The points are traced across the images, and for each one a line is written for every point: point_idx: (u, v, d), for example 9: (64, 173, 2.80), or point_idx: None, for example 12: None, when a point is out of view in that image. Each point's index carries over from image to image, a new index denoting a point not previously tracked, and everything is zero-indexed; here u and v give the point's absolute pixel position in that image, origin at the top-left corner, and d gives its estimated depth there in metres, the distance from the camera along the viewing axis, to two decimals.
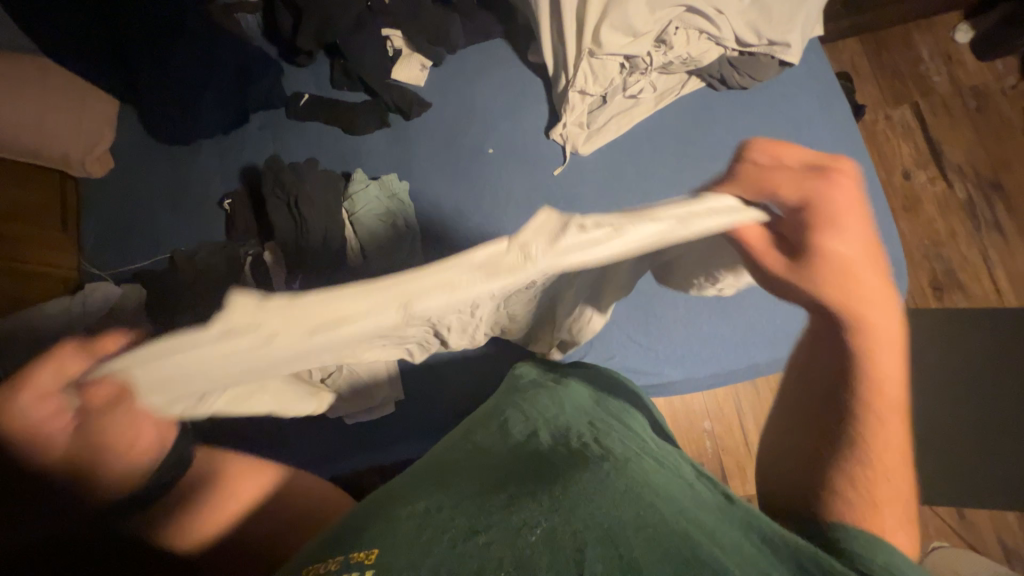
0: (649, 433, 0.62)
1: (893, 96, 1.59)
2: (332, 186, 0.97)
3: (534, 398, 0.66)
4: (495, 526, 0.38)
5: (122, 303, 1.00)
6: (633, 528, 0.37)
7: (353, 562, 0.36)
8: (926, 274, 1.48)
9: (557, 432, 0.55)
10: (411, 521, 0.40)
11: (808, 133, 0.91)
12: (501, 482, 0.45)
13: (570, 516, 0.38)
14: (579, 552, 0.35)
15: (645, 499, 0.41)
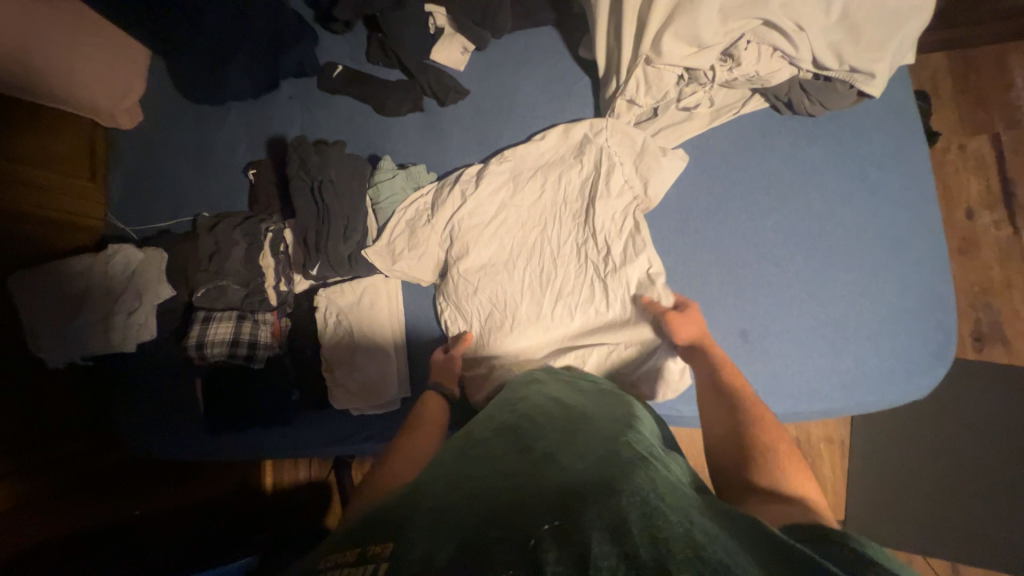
0: (659, 439, 0.65)
1: (973, 124, 1.45)
2: (357, 172, 0.93)
3: (540, 397, 0.71)
4: (502, 526, 0.43)
5: (140, 269, 1.00)
6: (638, 527, 0.41)
7: (369, 555, 0.43)
8: (968, 323, 1.40)
9: (564, 437, 0.58)
10: (425, 521, 0.46)
11: (875, 176, 0.82)
12: (510, 488, 0.49)
13: (579, 517, 0.43)
14: (582, 548, 0.39)
15: (653, 505, 0.45)
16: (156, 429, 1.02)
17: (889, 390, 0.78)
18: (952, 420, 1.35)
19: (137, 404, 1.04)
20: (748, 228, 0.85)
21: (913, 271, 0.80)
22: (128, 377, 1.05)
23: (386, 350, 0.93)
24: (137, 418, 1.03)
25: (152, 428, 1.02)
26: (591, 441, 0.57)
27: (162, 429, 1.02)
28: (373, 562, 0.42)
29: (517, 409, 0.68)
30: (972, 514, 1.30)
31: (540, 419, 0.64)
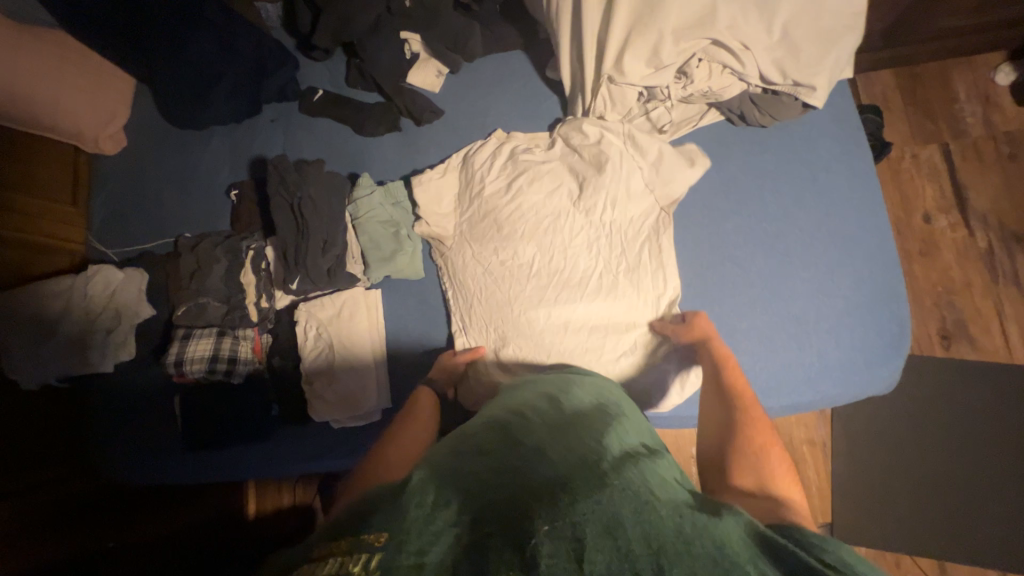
0: (639, 430, 0.67)
1: (922, 134, 1.54)
2: (336, 189, 0.96)
3: (526, 393, 0.72)
4: (500, 523, 0.44)
5: (120, 289, 1.01)
6: (631, 524, 0.43)
7: (364, 542, 0.42)
8: (934, 322, 1.46)
9: (551, 430, 0.59)
10: (419, 511, 0.45)
11: (826, 180, 0.88)
12: (499, 485, 0.49)
13: (571, 512, 0.44)
14: (579, 546, 0.41)
15: (642, 498, 0.47)
16: (133, 451, 1.00)
17: (852, 382, 0.82)
18: (926, 418, 1.40)
19: (113, 434, 1.01)
20: (710, 233, 0.89)
21: (867, 266, 0.84)
22: (99, 400, 1.02)
23: (366, 361, 0.94)
24: (113, 440, 1.01)
25: (129, 450, 1.00)
26: (579, 434, 0.59)
27: (138, 452, 1.00)
28: (367, 551, 0.40)
29: (503, 404, 0.69)
30: (951, 509, 1.34)
31: (527, 412, 0.65)
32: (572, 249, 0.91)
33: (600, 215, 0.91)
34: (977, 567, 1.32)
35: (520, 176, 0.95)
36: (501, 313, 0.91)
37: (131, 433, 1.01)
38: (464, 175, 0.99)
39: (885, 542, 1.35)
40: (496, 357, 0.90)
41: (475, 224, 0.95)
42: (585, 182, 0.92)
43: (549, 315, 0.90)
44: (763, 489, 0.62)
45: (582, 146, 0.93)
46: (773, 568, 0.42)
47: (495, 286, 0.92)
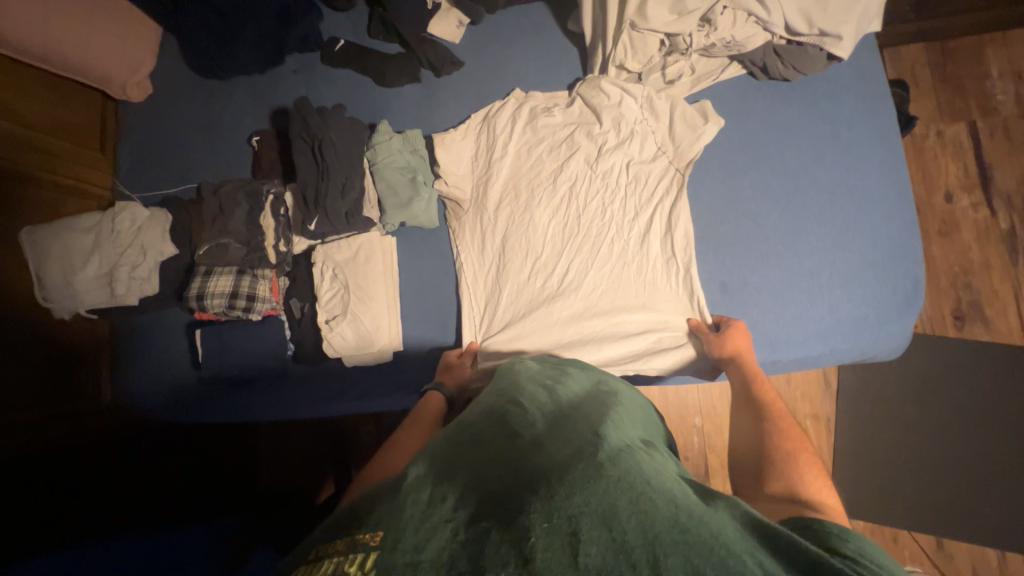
0: (637, 425, 0.67)
1: (950, 111, 1.50)
2: (356, 134, 0.97)
3: (525, 383, 0.73)
4: (498, 518, 0.46)
5: (145, 227, 1.04)
6: (626, 513, 0.43)
7: (359, 543, 0.45)
8: (949, 303, 1.44)
9: (550, 427, 0.61)
10: (416, 509, 0.48)
11: (847, 137, 0.87)
12: (497, 483, 0.51)
13: (565, 504, 0.45)
14: (574, 539, 0.42)
15: (638, 489, 0.47)
16: (161, 387, 1.07)
17: (861, 338, 0.82)
18: (933, 399, 1.40)
19: (145, 369, 1.08)
20: (725, 188, 0.89)
21: (884, 224, 0.83)
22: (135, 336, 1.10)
23: (380, 303, 0.97)
24: (146, 373, 1.08)
25: (159, 385, 1.07)
26: (577, 427, 0.59)
27: (166, 388, 1.07)
28: (363, 552, 0.43)
29: (503, 395, 0.70)
30: (953, 488, 1.35)
31: (526, 406, 0.66)
32: (585, 216, 0.93)
33: (614, 183, 0.93)
34: (977, 547, 1.32)
35: (538, 151, 0.98)
36: (512, 287, 0.94)
37: (161, 370, 1.07)
38: (475, 132, 1.01)
39: (885, 518, 1.36)
40: (506, 335, 0.91)
41: (491, 195, 0.98)
42: (603, 150, 0.94)
43: (560, 292, 0.91)
44: (795, 495, 0.62)
45: (604, 106, 0.94)
46: (773, 562, 0.42)
47: (511, 255, 0.95)
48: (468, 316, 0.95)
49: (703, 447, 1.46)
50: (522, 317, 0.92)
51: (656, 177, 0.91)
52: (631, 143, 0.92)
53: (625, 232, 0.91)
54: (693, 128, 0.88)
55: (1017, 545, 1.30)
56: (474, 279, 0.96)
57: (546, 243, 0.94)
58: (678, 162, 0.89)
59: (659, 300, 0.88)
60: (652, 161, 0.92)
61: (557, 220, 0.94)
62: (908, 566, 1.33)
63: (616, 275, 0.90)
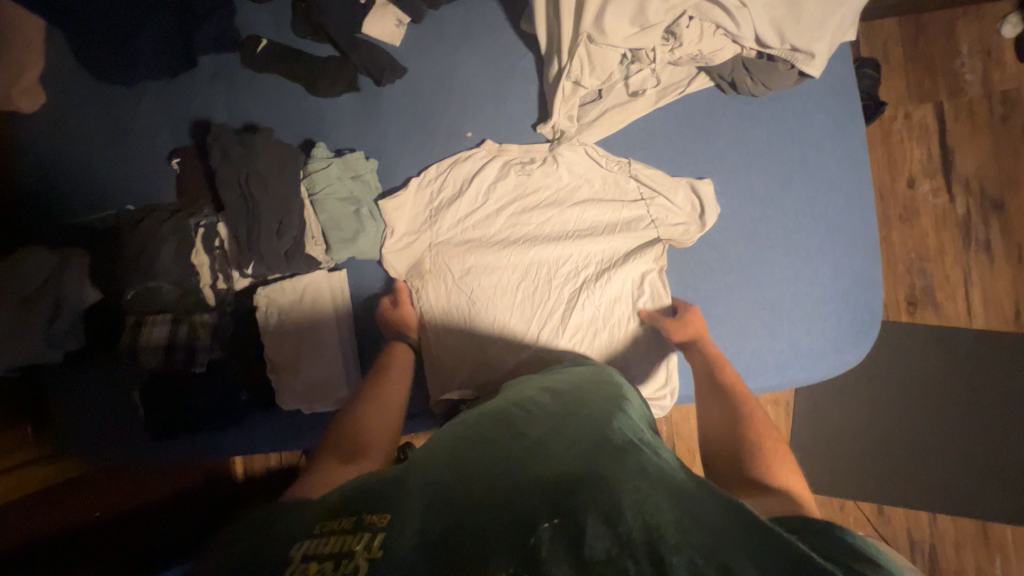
0: (641, 418, 0.67)
1: (919, 93, 1.47)
2: (288, 162, 0.87)
3: (525, 382, 0.72)
4: (497, 507, 0.44)
5: (56, 271, 0.92)
6: (631, 511, 0.43)
7: (367, 523, 0.45)
8: (903, 289, 1.48)
9: (552, 423, 0.58)
10: (418, 501, 0.47)
11: (815, 156, 0.83)
12: (499, 472, 0.49)
13: (571, 499, 0.44)
14: (578, 534, 0.41)
15: (644, 489, 0.46)
16: (107, 441, 0.98)
17: (819, 367, 0.82)
18: (882, 381, 1.49)
19: (83, 423, 0.98)
20: (689, 218, 0.84)
21: (846, 251, 0.82)
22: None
23: (331, 345, 0.90)
24: (84, 424, 0.98)
25: (105, 438, 0.98)
26: (577, 425, 0.58)
27: (114, 442, 0.98)
28: (369, 530, 0.44)
29: (503, 393, 0.68)
30: (894, 459, 1.48)
31: (529, 404, 0.64)
32: (564, 239, 0.89)
33: (589, 227, 0.89)
34: (910, 509, 1.47)
35: (513, 200, 0.91)
36: (476, 320, 0.90)
37: (104, 424, 0.98)
38: (425, 174, 0.93)
39: (833, 491, 1.49)
40: (478, 379, 0.89)
41: (450, 253, 0.92)
42: (578, 214, 0.89)
43: (534, 318, 0.89)
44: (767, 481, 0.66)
45: (572, 162, 0.88)
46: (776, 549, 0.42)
47: (473, 286, 0.91)
48: (431, 356, 0.91)
49: (671, 435, 1.56)
50: (492, 354, 0.89)
51: (632, 235, 0.86)
52: (606, 202, 0.88)
53: (600, 275, 0.87)
54: (667, 188, 0.84)
55: (944, 507, 1.45)
56: (436, 309, 0.91)
57: (513, 271, 0.90)
58: (654, 224, 0.85)
59: (626, 349, 0.86)
60: (625, 223, 0.87)
61: (535, 225, 0.90)
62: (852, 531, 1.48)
63: (593, 313, 0.88)
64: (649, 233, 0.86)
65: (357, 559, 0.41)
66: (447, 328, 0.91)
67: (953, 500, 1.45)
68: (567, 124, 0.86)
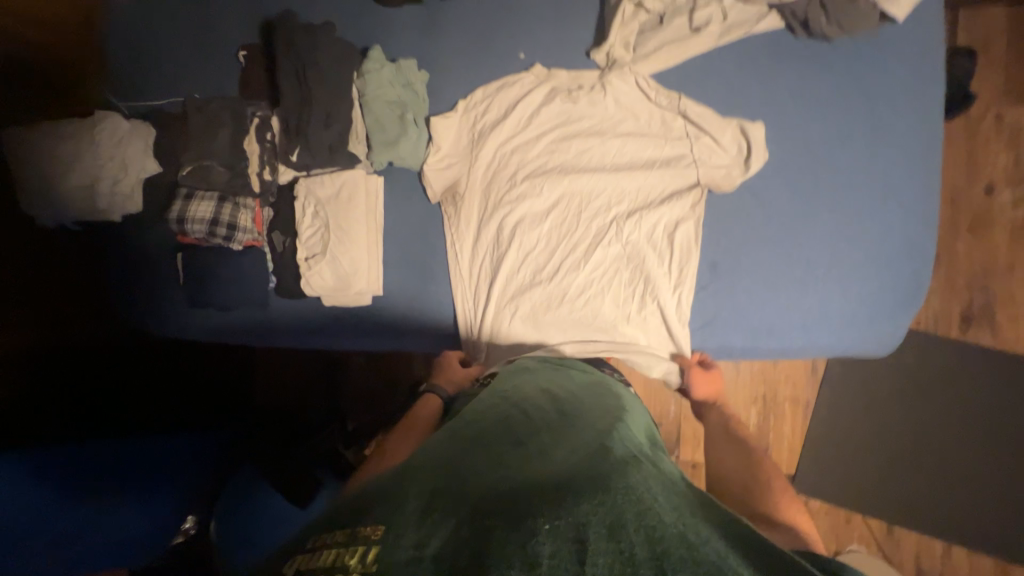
0: (644, 434, 0.67)
1: (1017, 92, 1.34)
2: (345, 60, 0.89)
3: (529, 386, 0.72)
4: (502, 516, 0.44)
5: (125, 139, 0.99)
6: (634, 526, 0.43)
7: (361, 534, 0.41)
8: (960, 303, 1.37)
9: (550, 435, 0.60)
10: (416, 508, 0.45)
11: (883, 111, 0.77)
12: (500, 483, 0.50)
13: (572, 512, 0.45)
14: (581, 547, 0.41)
15: (646, 503, 0.47)
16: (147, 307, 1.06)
17: (850, 334, 0.78)
18: (918, 396, 1.39)
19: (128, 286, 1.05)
20: (732, 161, 0.81)
21: (901, 216, 0.76)
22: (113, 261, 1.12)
23: (360, 243, 0.93)
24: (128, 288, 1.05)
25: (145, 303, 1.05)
26: (578, 438, 0.58)
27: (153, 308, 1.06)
28: (365, 544, 0.40)
29: (505, 396, 0.69)
30: (915, 481, 1.39)
31: (530, 410, 0.65)
32: (601, 184, 0.88)
33: (627, 170, 0.87)
34: (925, 535, 1.39)
35: (557, 129, 0.90)
36: (504, 253, 0.91)
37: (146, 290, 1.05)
38: (471, 95, 0.94)
39: (842, 503, 1.42)
40: (495, 315, 0.90)
41: (487, 181, 0.93)
42: (618, 146, 0.87)
43: (560, 264, 0.89)
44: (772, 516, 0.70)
45: (620, 98, 0.87)
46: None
47: (506, 213, 0.91)
48: (456, 279, 0.94)
49: (679, 415, 1.56)
50: (515, 289, 0.91)
51: (671, 175, 0.84)
52: (650, 141, 0.86)
53: (632, 215, 0.86)
54: (715, 126, 0.81)
55: (962, 538, 1.36)
56: (467, 235, 0.93)
57: (548, 207, 0.90)
58: (695, 162, 0.83)
59: (649, 288, 0.84)
60: (665, 162, 0.85)
61: (573, 195, 0.89)
62: (854, 545, 1.41)
63: (620, 252, 0.86)
64: (690, 172, 0.83)
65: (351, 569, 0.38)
66: (473, 256, 0.93)
67: (973, 533, 1.36)
68: (623, 53, 0.84)
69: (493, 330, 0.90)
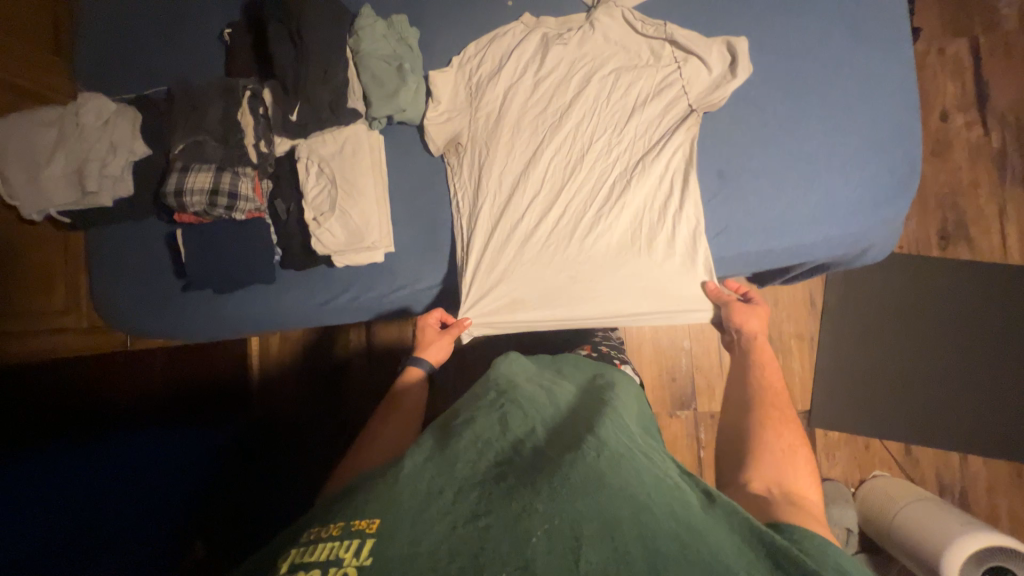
0: (632, 423, 0.72)
1: (953, 27, 1.47)
2: (338, 19, 0.91)
3: (525, 385, 0.77)
4: (498, 514, 0.49)
5: (112, 122, 0.97)
6: (625, 520, 0.48)
7: (355, 529, 0.47)
8: (936, 223, 1.46)
9: (547, 432, 0.65)
10: (415, 502, 0.50)
11: (854, 11, 0.84)
12: (501, 477, 0.54)
13: (566, 509, 0.49)
14: (574, 543, 0.46)
15: (636, 495, 0.51)
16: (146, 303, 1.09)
17: (855, 221, 0.82)
18: (913, 316, 1.45)
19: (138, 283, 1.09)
20: (719, 76, 0.85)
21: (886, 103, 0.82)
22: (114, 255, 1.10)
23: (370, 199, 0.92)
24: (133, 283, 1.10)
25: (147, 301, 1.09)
26: (573, 434, 0.63)
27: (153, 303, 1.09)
28: (359, 537, 0.46)
29: (505, 391, 0.73)
30: (924, 399, 1.43)
31: (526, 405, 0.69)
32: (596, 125, 0.91)
33: (618, 109, 0.90)
34: (941, 451, 1.43)
35: (550, 74, 0.93)
36: (509, 201, 0.92)
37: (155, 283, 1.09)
38: (465, 53, 0.97)
39: (859, 431, 1.45)
40: (503, 262, 0.90)
41: (486, 131, 0.94)
42: (606, 79, 0.91)
43: (562, 209, 0.90)
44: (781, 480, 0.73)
45: (608, 38, 0.91)
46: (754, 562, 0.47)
47: (512, 157, 0.93)
48: (465, 226, 0.94)
49: (691, 368, 1.58)
50: (525, 233, 0.91)
51: (661, 105, 0.88)
52: (640, 79, 0.90)
53: (630, 149, 0.89)
54: (700, 50, 0.85)
55: (976, 447, 1.40)
56: (472, 186, 0.94)
57: (551, 149, 0.92)
58: (684, 89, 0.87)
59: (656, 211, 0.87)
60: (655, 96, 0.88)
61: (558, 166, 0.92)
62: (877, 471, 1.44)
63: (622, 185, 0.89)
64: (680, 97, 0.87)
65: (347, 565, 0.44)
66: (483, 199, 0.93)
67: (986, 441, 1.40)
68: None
69: (496, 277, 0.90)
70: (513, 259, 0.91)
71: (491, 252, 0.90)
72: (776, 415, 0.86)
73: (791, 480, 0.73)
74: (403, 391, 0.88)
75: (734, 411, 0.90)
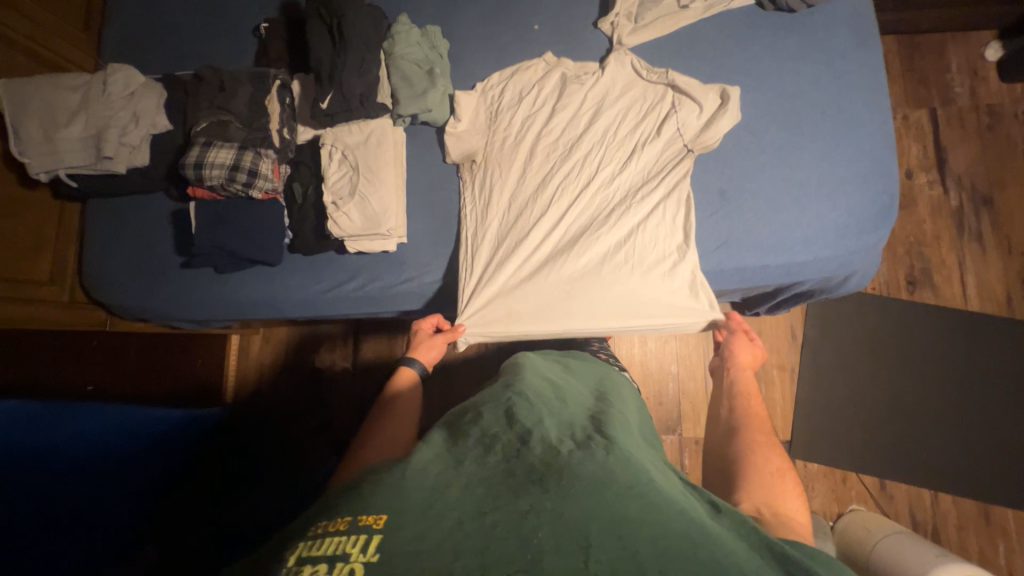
0: (637, 430, 0.71)
1: (914, 98, 1.66)
2: (375, 22, 0.97)
3: (532, 376, 0.75)
4: (505, 511, 0.46)
5: (137, 94, 0.98)
6: (635, 522, 0.45)
7: (360, 523, 0.45)
8: (904, 269, 1.58)
9: (555, 421, 0.62)
10: (420, 497, 0.48)
11: (840, 62, 0.95)
12: (508, 469, 0.52)
13: (577, 507, 0.46)
14: (584, 543, 0.43)
15: (647, 497, 0.49)
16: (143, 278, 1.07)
17: (842, 244, 0.89)
18: (886, 355, 1.53)
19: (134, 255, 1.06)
20: (708, 118, 0.92)
21: (868, 142, 0.91)
22: (116, 227, 1.08)
23: (389, 189, 0.96)
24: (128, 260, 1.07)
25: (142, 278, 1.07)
26: (581, 430, 0.61)
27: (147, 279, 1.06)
28: (366, 533, 0.44)
29: (511, 382, 0.71)
30: (897, 435, 1.49)
31: (533, 396, 0.67)
32: (604, 151, 0.97)
33: (624, 141, 0.97)
34: (914, 487, 1.47)
35: (565, 98, 1.00)
36: (523, 210, 0.97)
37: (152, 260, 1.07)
38: (488, 81, 1.04)
39: (838, 464, 1.49)
40: (513, 266, 0.93)
41: (506, 142, 1.01)
42: (617, 115, 0.99)
43: (571, 221, 0.95)
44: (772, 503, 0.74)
45: (617, 77, 1.00)
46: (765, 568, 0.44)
47: (530, 165, 0.99)
48: (480, 227, 0.97)
49: (679, 393, 1.60)
50: (536, 238, 0.95)
51: (663, 140, 0.94)
52: (646, 115, 0.97)
53: (633, 178, 0.95)
54: (697, 95, 0.93)
55: (945, 485, 1.45)
56: (489, 192, 0.99)
57: (564, 165, 0.98)
58: (682, 127, 0.93)
59: (656, 236, 0.91)
60: (658, 133, 0.95)
61: (569, 184, 0.97)
62: (854, 504, 1.47)
63: (624, 209, 0.93)
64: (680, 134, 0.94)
65: (354, 562, 0.41)
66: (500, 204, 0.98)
67: (954, 479, 1.45)
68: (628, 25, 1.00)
69: (507, 278, 0.94)
70: (522, 260, 0.94)
71: (503, 255, 0.95)
72: (765, 437, 0.88)
73: (781, 505, 0.74)
74: (396, 391, 0.86)
75: (726, 436, 0.93)
